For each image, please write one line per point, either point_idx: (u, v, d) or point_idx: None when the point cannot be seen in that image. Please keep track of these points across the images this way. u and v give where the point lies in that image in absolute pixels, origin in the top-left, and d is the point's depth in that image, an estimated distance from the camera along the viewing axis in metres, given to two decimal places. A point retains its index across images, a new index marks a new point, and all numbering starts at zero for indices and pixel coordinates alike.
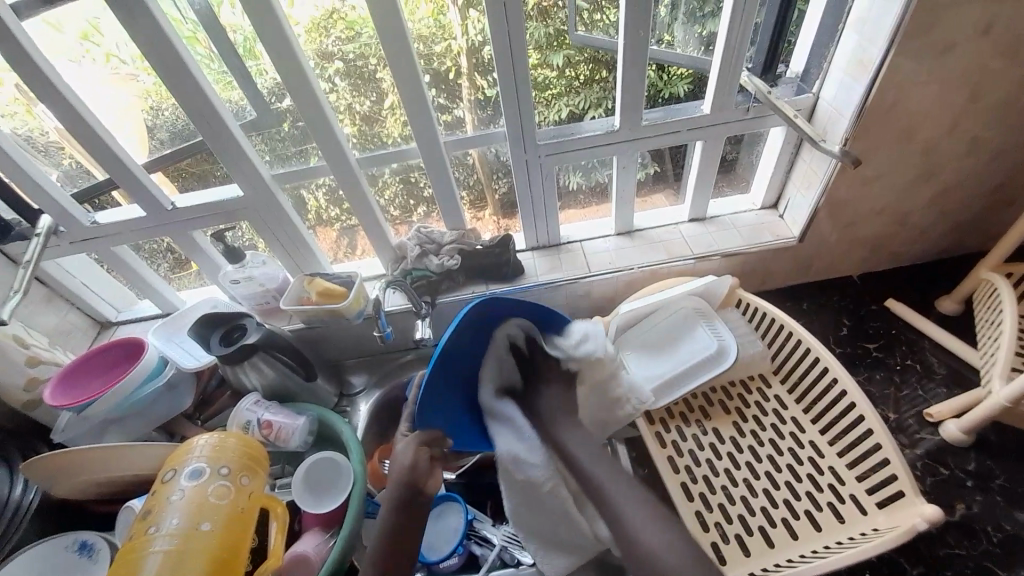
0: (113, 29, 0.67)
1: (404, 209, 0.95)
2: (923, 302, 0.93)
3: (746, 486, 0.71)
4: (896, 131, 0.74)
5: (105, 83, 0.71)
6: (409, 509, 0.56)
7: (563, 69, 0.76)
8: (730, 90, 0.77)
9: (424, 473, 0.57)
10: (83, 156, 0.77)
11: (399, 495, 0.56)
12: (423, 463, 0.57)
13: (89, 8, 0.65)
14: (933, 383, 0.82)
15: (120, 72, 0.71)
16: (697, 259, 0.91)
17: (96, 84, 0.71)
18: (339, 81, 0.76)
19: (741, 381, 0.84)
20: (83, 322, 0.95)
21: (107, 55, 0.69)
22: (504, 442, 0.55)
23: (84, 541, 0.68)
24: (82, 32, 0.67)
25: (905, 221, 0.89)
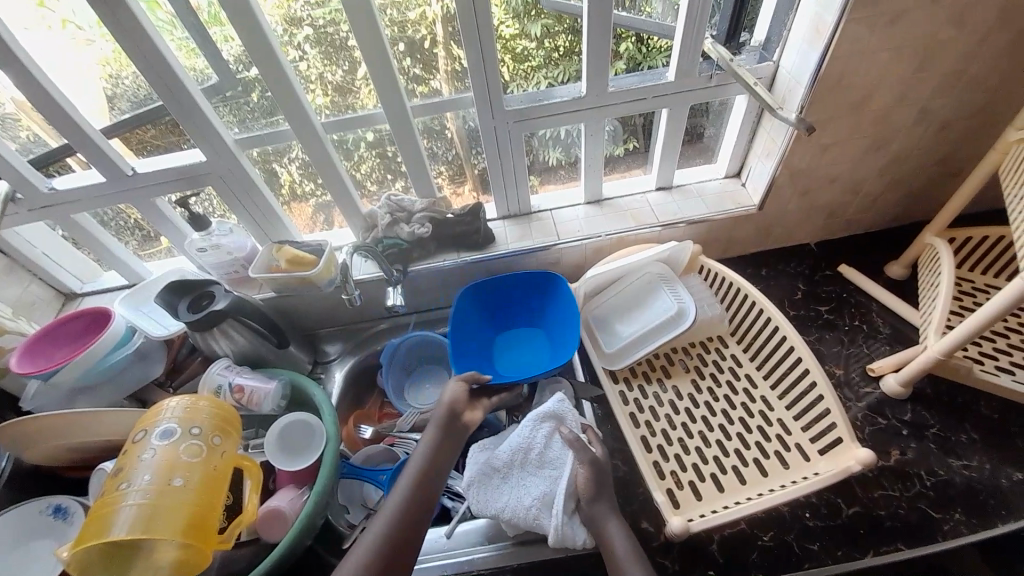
0: None
1: (380, 183, 0.94)
2: (874, 267, 0.98)
3: (701, 438, 0.76)
4: (849, 100, 0.77)
5: (69, 53, 0.69)
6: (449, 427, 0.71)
7: (541, 39, 0.78)
8: (696, 56, 0.78)
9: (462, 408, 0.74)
10: (42, 125, 0.75)
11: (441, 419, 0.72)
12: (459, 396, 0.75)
13: None
14: (877, 342, 0.88)
15: (79, 38, 0.68)
16: (664, 227, 0.93)
17: (60, 54, 0.69)
18: (309, 48, 0.74)
19: (700, 342, 0.88)
20: (46, 294, 0.93)
21: (63, 21, 0.67)
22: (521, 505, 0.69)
23: (58, 504, 0.69)
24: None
25: (858, 189, 0.93)
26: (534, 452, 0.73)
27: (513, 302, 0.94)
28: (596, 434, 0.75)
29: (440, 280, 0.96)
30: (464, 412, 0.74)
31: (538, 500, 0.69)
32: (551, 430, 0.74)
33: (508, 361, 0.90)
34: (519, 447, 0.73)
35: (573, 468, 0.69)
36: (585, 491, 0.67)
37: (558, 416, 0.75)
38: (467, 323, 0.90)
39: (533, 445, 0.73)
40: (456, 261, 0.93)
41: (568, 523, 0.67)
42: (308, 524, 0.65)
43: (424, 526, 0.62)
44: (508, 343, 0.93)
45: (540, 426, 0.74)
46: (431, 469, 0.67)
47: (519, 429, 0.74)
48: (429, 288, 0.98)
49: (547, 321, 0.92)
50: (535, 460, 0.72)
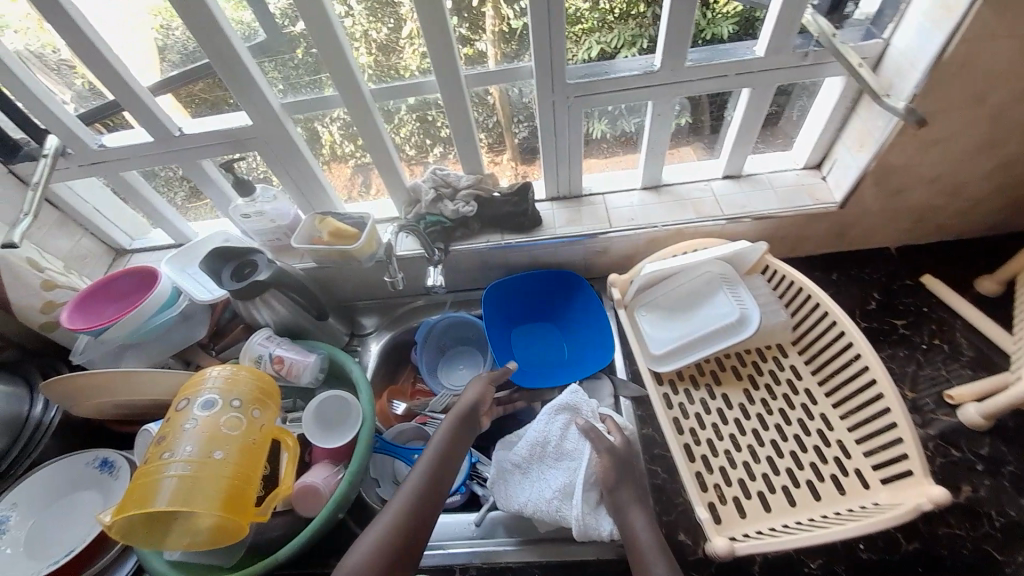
0: None
1: (419, 149, 0.89)
2: (962, 279, 0.87)
3: (749, 452, 0.71)
4: (967, 90, 0.66)
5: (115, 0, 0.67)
6: (469, 422, 0.73)
7: (596, 0, 0.70)
8: (791, 31, 0.69)
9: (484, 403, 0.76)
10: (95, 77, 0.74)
11: (463, 411, 0.73)
12: (484, 395, 0.76)
13: None
14: (957, 365, 0.79)
15: None
16: (727, 221, 0.86)
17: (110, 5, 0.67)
18: (355, 4, 0.69)
19: (757, 349, 0.82)
20: (97, 248, 0.94)
21: None
22: (539, 495, 0.67)
23: (105, 458, 0.73)
24: None
25: (957, 191, 0.82)
26: (551, 445, 0.71)
27: (564, 293, 0.93)
28: (615, 424, 0.72)
29: (480, 261, 0.92)
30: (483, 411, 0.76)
31: (559, 491, 0.67)
32: (566, 421, 0.72)
33: (537, 362, 0.89)
34: (536, 441, 0.72)
35: (591, 457, 0.68)
36: (605, 480, 0.65)
37: (573, 408, 0.73)
38: (495, 324, 0.90)
39: (549, 438, 0.71)
40: (500, 244, 0.89)
41: (592, 514, 0.65)
42: (343, 501, 0.65)
43: (434, 517, 0.63)
44: (531, 346, 0.92)
45: (555, 418, 0.73)
46: (449, 457, 0.68)
47: (534, 424, 0.73)
48: (469, 269, 0.94)
49: (568, 325, 0.92)
50: (553, 453, 0.71)
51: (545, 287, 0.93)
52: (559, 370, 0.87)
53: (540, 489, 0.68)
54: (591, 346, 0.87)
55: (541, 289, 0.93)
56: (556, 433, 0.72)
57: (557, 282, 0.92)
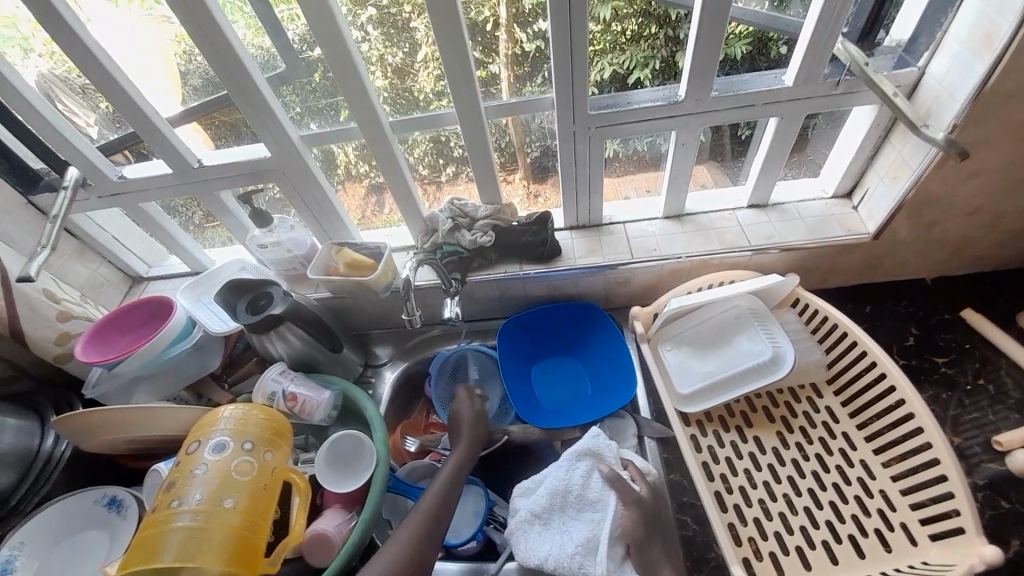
0: None
1: (433, 169, 0.87)
2: (1006, 314, 0.83)
3: (785, 502, 0.67)
4: (1012, 119, 0.63)
5: (131, 27, 0.67)
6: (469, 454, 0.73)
7: (608, 23, 0.68)
8: (822, 59, 0.66)
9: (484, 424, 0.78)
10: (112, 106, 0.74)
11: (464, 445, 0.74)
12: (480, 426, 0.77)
13: None
14: (1005, 407, 0.74)
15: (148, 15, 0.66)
16: (754, 252, 0.83)
17: (127, 32, 0.67)
18: (372, 29, 0.69)
19: (790, 389, 0.78)
20: (115, 277, 0.94)
21: None
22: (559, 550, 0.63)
23: (112, 496, 0.71)
24: None
25: (999, 222, 0.78)
26: (572, 493, 0.67)
27: (583, 325, 0.90)
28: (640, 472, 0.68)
29: (497, 291, 0.90)
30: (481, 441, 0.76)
31: (581, 545, 0.63)
32: (589, 468, 0.69)
33: (556, 399, 0.86)
34: (557, 489, 0.67)
35: (615, 510, 0.64)
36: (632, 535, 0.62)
37: (595, 453, 0.69)
38: (512, 358, 0.88)
39: (570, 485, 0.67)
40: (517, 274, 0.87)
41: (616, 571, 0.61)
42: (356, 548, 0.63)
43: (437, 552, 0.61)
44: (552, 381, 0.89)
45: (577, 465, 0.69)
46: (450, 489, 0.67)
47: (553, 469, 0.69)
48: (487, 299, 0.92)
49: (590, 359, 0.89)
50: (574, 502, 0.67)
51: (566, 319, 0.91)
52: (579, 407, 0.83)
53: (560, 543, 0.64)
54: (614, 382, 0.83)
55: (561, 321, 0.91)
56: (578, 479, 0.68)
57: (577, 314, 0.90)
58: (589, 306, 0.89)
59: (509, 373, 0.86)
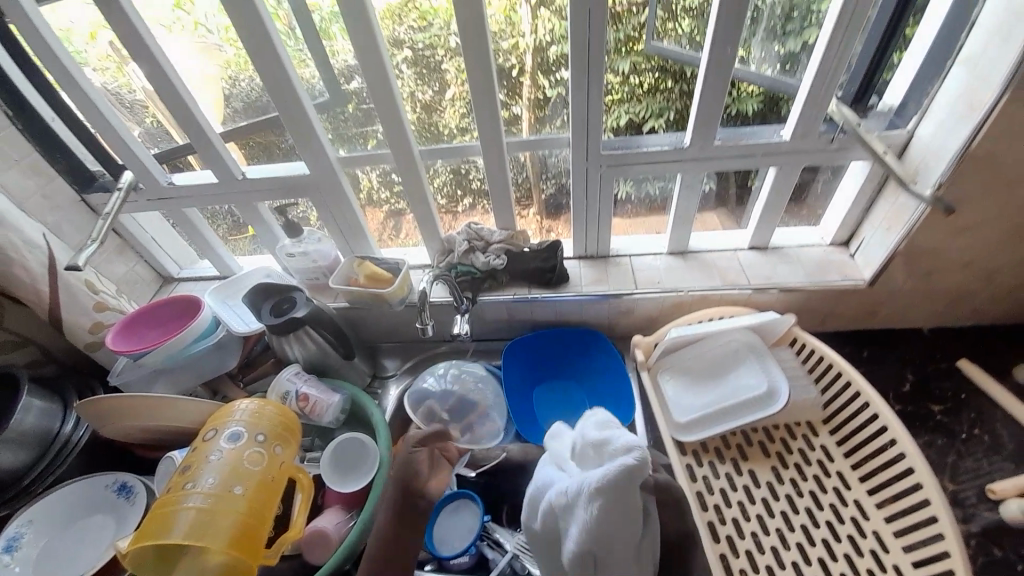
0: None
1: (451, 199, 0.94)
2: (1001, 367, 0.85)
3: (778, 536, 0.68)
4: (996, 181, 0.68)
5: (189, 50, 0.74)
6: (405, 502, 0.62)
7: (627, 75, 0.74)
8: (818, 117, 0.73)
9: (418, 463, 0.65)
10: (164, 118, 0.81)
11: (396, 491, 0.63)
12: (416, 462, 0.65)
13: None
14: (1001, 458, 0.75)
15: (205, 42, 0.74)
16: (754, 290, 0.87)
17: (188, 55, 0.75)
18: (406, 68, 0.76)
19: (786, 425, 0.79)
20: (147, 275, 1.00)
21: (194, 24, 0.72)
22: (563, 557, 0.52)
23: (123, 483, 0.74)
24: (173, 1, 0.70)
25: (990, 277, 0.81)
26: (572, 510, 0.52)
27: (587, 351, 0.94)
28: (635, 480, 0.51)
29: (505, 312, 0.94)
30: (424, 478, 0.64)
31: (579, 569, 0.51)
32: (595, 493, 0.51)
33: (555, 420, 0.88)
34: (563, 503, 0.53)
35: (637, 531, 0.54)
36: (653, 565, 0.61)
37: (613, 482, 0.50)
38: (516, 376, 0.91)
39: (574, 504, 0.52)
40: (526, 297, 0.91)
41: None
42: (349, 553, 0.64)
43: None
44: (552, 403, 0.90)
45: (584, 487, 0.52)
46: (391, 545, 0.60)
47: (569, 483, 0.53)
48: (495, 320, 0.96)
49: (592, 385, 0.91)
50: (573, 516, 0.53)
51: (570, 344, 0.94)
52: None
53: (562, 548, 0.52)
54: (613, 408, 0.86)
55: (565, 347, 0.94)
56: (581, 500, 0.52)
57: (581, 341, 0.94)
58: (593, 333, 0.93)
59: (512, 390, 0.89)
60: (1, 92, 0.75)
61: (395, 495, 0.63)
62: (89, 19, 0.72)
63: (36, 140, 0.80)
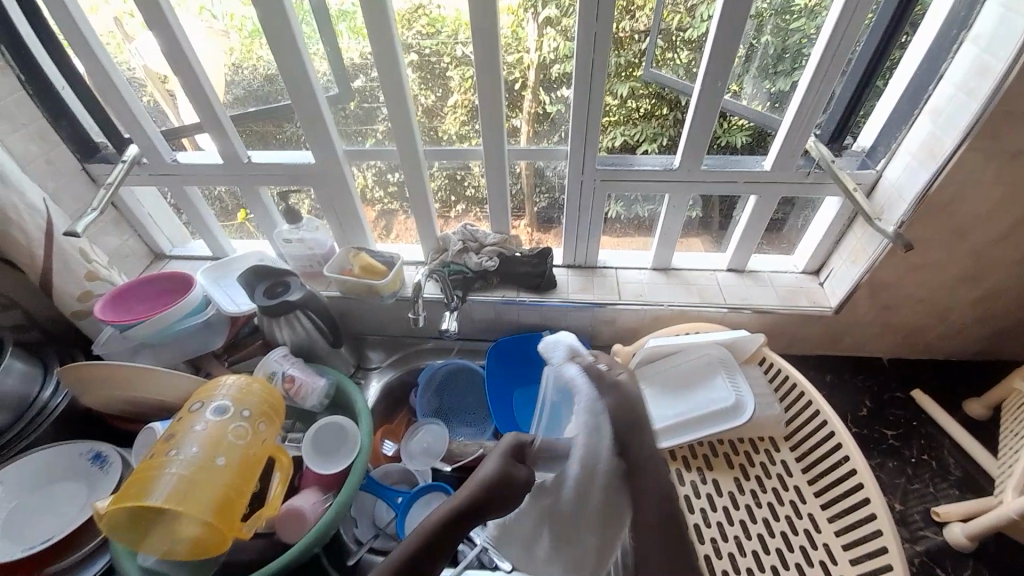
0: None
1: (445, 203, 0.97)
2: (952, 400, 0.91)
3: (735, 543, 0.72)
4: (953, 224, 0.74)
5: (199, 36, 0.76)
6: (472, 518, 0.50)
7: (625, 99, 0.79)
8: (796, 152, 0.78)
9: (509, 482, 0.52)
10: (163, 97, 0.84)
11: (470, 499, 0.50)
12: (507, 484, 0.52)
13: None
14: (946, 484, 0.80)
15: (213, 27, 0.76)
16: (730, 309, 0.92)
17: (194, 38, 0.76)
18: (412, 72, 0.79)
19: (750, 439, 0.83)
20: (139, 250, 1.01)
21: (200, 8, 0.74)
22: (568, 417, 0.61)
23: (98, 452, 0.74)
24: None
25: (946, 314, 0.88)
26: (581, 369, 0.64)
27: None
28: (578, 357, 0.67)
29: (493, 314, 0.97)
30: (503, 496, 0.51)
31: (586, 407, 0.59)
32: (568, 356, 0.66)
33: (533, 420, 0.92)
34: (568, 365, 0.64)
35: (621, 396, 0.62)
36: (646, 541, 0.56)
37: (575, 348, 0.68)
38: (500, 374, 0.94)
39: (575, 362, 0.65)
40: (513, 300, 0.94)
41: None
42: (324, 532, 0.65)
43: None
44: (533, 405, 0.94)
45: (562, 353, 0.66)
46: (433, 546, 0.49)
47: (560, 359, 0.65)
48: (482, 320, 0.99)
49: None
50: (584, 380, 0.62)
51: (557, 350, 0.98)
52: None
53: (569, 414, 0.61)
54: None
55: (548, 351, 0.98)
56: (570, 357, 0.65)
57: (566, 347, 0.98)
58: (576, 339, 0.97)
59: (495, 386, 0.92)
60: (16, 57, 0.76)
61: (462, 507, 0.50)
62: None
63: (42, 105, 0.81)
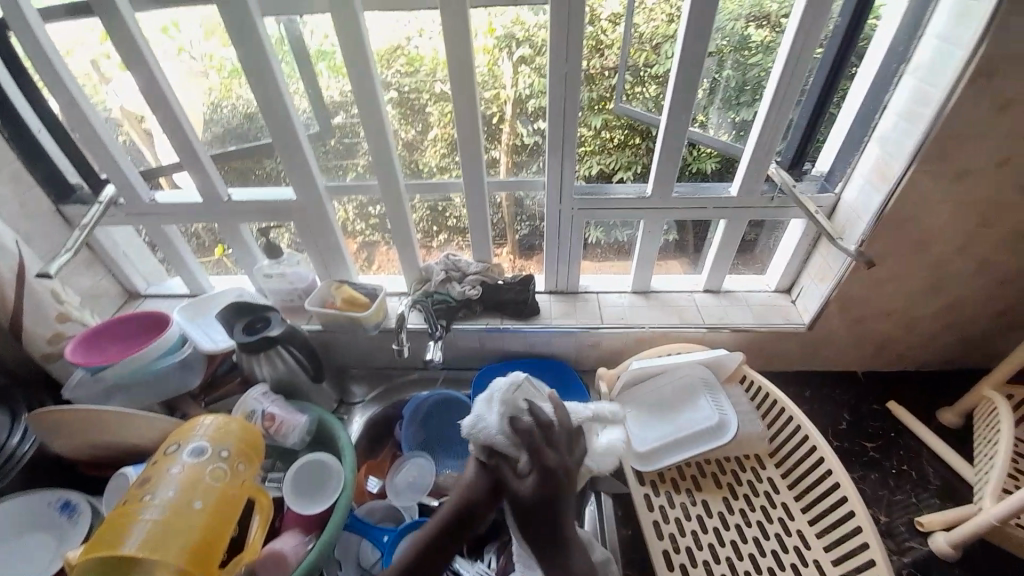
0: (191, 27, 0.74)
1: (427, 234, 0.99)
2: (926, 410, 0.94)
3: (728, 565, 0.71)
4: (909, 240, 0.79)
5: (179, 77, 0.78)
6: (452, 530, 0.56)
7: (599, 130, 0.84)
8: (759, 178, 0.83)
9: (479, 489, 0.56)
10: (140, 136, 0.84)
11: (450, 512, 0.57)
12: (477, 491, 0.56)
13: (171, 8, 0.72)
14: (928, 494, 0.82)
15: (192, 69, 0.77)
16: (708, 329, 0.94)
17: (173, 79, 0.77)
18: (391, 107, 0.82)
19: (737, 458, 0.84)
20: (113, 289, 0.99)
21: (178, 48, 0.76)
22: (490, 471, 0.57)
23: (67, 501, 0.70)
24: (161, 26, 0.73)
25: (912, 326, 0.92)
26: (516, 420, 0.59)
27: (552, 381, 0.98)
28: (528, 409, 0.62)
29: (478, 341, 0.98)
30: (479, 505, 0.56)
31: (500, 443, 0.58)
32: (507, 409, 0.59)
33: None
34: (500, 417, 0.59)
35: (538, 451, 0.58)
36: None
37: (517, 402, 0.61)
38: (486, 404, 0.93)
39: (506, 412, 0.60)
40: (497, 327, 0.95)
41: None
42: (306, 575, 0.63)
43: None
44: None
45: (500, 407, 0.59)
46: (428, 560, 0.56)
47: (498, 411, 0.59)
48: (466, 348, 0.99)
49: None
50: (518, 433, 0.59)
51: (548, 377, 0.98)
52: None
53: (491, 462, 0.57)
54: None
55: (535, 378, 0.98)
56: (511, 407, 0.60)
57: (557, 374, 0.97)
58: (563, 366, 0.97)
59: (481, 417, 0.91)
60: None
61: (445, 519, 0.57)
62: (67, 39, 0.74)
63: (17, 147, 0.81)
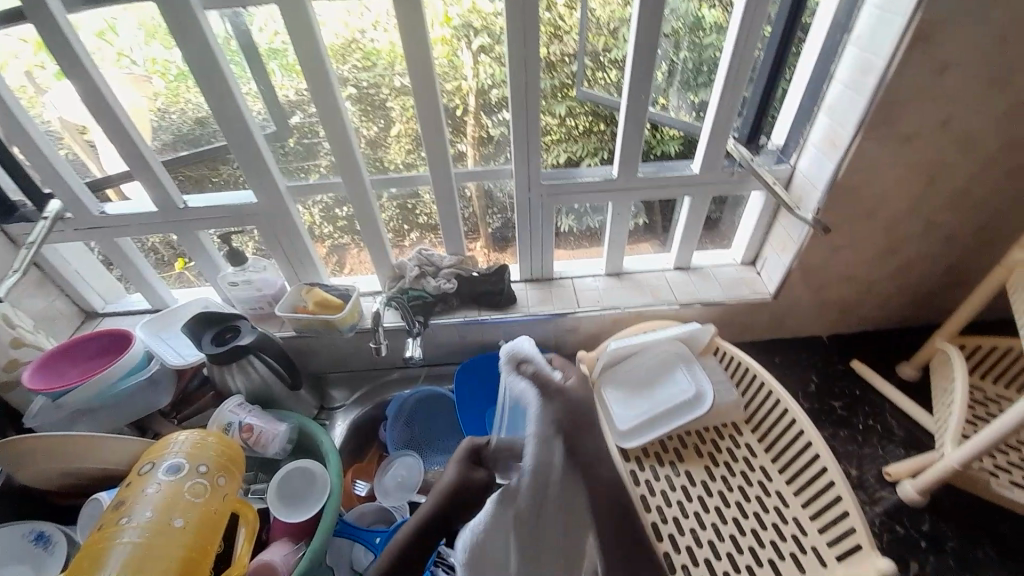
0: (129, 30, 0.69)
1: (398, 232, 0.97)
2: (886, 367, 0.99)
3: (713, 530, 0.74)
4: (862, 207, 0.83)
5: (120, 83, 0.73)
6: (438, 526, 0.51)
7: (564, 117, 0.84)
8: (720, 155, 0.85)
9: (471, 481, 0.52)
10: (82, 148, 0.79)
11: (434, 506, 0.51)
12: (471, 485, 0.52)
13: (107, 9, 0.67)
14: (892, 444, 0.88)
15: (133, 73, 0.73)
16: (681, 305, 0.97)
17: (114, 85, 0.73)
18: (351, 104, 0.80)
19: (715, 427, 0.87)
20: (67, 310, 0.93)
21: (118, 55, 0.71)
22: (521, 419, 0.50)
23: (41, 532, 0.67)
24: (96, 31, 0.69)
25: (869, 288, 0.96)
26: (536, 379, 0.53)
27: None
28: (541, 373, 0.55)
29: (457, 335, 0.97)
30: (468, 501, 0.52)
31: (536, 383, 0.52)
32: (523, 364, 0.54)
33: None
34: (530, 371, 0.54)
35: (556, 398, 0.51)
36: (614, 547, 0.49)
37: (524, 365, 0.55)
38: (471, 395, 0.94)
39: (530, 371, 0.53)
40: (475, 319, 0.95)
41: None
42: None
43: None
44: None
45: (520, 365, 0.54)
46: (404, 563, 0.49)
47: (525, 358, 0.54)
48: (446, 343, 0.99)
49: None
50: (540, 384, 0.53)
51: None
52: None
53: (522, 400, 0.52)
54: None
55: None
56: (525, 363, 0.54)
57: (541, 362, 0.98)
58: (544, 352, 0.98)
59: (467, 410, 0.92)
60: None
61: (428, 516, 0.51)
62: None
63: None
